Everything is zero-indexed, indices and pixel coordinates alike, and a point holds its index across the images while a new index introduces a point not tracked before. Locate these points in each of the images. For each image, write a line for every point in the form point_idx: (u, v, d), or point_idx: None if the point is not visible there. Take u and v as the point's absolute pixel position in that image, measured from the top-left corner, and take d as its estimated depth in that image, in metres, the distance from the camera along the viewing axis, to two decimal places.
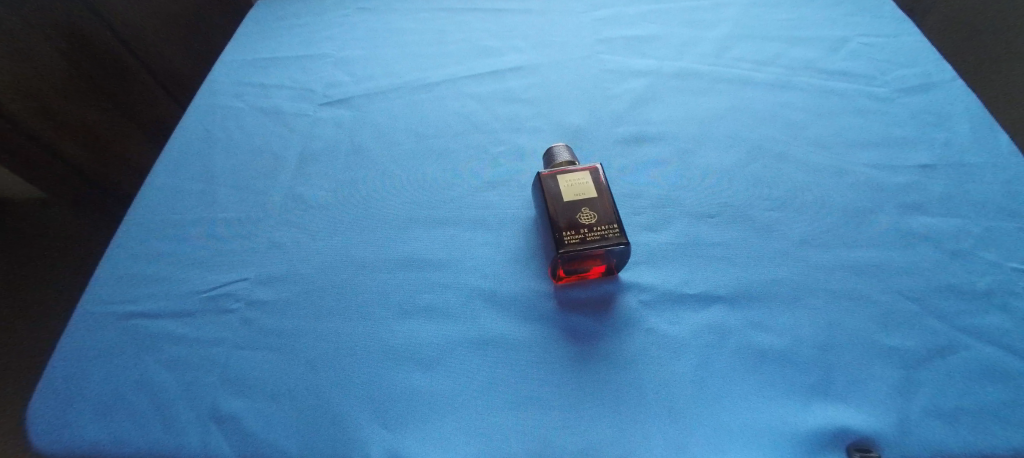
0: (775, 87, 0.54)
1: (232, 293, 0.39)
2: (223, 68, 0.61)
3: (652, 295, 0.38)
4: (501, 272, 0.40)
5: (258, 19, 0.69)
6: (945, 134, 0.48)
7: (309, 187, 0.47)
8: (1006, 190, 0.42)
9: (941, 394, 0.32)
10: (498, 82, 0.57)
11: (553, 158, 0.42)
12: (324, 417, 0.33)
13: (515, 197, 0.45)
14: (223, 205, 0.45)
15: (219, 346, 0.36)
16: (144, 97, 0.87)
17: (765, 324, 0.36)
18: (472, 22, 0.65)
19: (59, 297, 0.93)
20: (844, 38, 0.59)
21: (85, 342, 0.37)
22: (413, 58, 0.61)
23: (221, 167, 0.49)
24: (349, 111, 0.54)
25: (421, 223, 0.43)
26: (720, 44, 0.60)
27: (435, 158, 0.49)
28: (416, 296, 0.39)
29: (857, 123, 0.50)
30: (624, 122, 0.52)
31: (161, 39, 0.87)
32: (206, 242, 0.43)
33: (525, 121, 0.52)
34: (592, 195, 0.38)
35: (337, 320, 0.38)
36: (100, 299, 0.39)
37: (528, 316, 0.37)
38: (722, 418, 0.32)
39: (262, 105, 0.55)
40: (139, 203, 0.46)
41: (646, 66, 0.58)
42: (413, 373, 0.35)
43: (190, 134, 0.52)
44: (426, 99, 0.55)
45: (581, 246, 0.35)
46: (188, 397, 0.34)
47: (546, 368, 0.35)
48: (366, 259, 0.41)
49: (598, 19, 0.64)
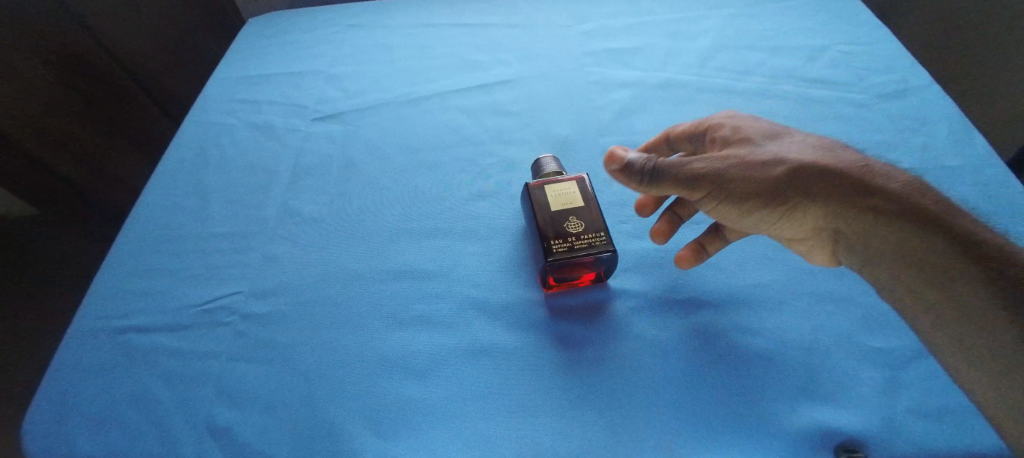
0: (757, 95, 0.55)
1: (227, 306, 0.40)
2: (216, 85, 0.62)
3: (641, 301, 0.39)
4: (494, 281, 0.41)
5: (251, 36, 0.71)
6: (923, 138, 0.49)
7: (303, 201, 0.47)
8: (982, 191, 0.44)
9: (922, 391, 0.33)
10: (487, 95, 0.58)
11: (540, 169, 0.43)
12: (319, 428, 0.33)
13: (505, 207, 0.46)
14: (217, 220, 0.46)
15: (213, 359, 0.37)
16: (133, 107, 0.83)
17: (750, 327, 0.37)
18: (460, 37, 0.67)
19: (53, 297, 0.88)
20: (823, 47, 0.60)
21: (78, 358, 0.37)
22: (403, 73, 0.62)
23: (215, 182, 0.49)
24: (341, 125, 0.55)
25: (414, 235, 0.44)
26: (703, 54, 0.61)
27: (426, 171, 0.50)
28: (409, 306, 0.39)
29: (837, 130, 0.51)
30: (611, 132, 0.53)
31: (158, 56, 0.85)
32: (199, 257, 0.43)
33: (515, 133, 0.54)
34: (579, 204, 0.39)
35: (330, 333, 0.38)
36: (94, 315, 0.39)
37: (520, 324, 0.38)
38: (710, 421, 0.33)
39: (255, 121, 0.56)
40: (133, 219, 0.46)
41: (631, 77, 0.59)
42: (407, 383, 0.35)
43: (184, 150, 0.53)
44: (417, 113, 0.56)
45: (569, 254, 0.36)
46: (182, 411, 0.34)
47: (538, 374, 0.35)
48: (359, 271, 0.42)
49: (584, 32, 0.66)
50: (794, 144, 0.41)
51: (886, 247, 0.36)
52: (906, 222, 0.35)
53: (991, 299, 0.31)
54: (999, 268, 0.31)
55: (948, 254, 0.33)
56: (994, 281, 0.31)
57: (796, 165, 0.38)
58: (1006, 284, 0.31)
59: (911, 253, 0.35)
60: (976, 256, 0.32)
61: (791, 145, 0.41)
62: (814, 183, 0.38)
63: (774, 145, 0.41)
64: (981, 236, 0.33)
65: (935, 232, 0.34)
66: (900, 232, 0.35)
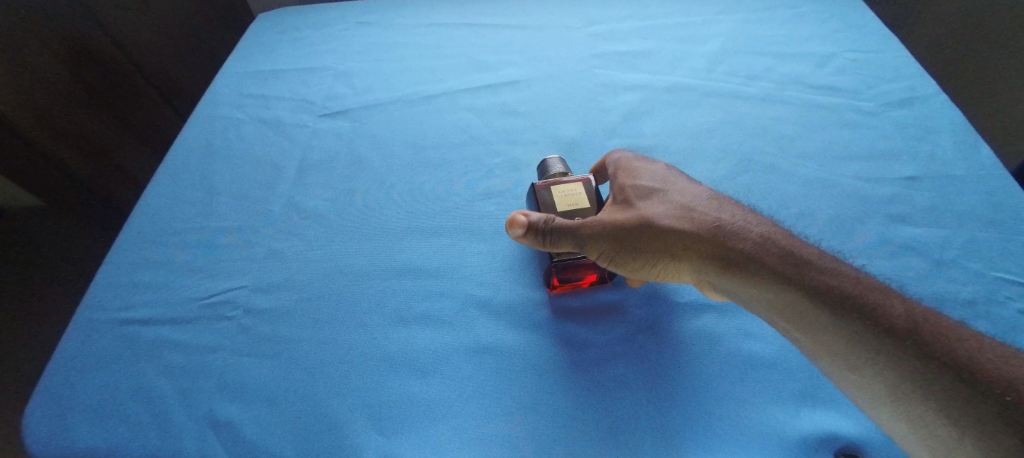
0: (764, 100, 0.55)
1: (232, 300, 0.40)
2: (225, 79, 0.62)
3: (644, 304, 0.39)
4: (498, 281, 0.41)
5: (260, 32, 0.71)
6: (930, 147, 0.49)
7: (309, 197, 0.48)
8: (988, 201, 0.44)
9: None
10: (495, 95, 0.58)
11: (546, 170, 0.43)
12: (321, 423, 0.33)
13: (510, 207, 0.46)
14: (223, 214, 0.46)
15: (216, 352, 0.37)
16: (138, 101, 0.83)
17: (753, 332, 0.37)
18: (469, 37, 0.67)
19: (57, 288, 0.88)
20: (831, 54, 0.60)
21: (82, 348, 0.37)
22: (412, 72, 0.62)
23: (221, 176, 0.50)
24: (349, 122, 0.56)
25: (419, 232, 0.44)
26: (712, 59, 0.61)
27: (432, 170, 0.50)
28: (413, 304, 0.39)
29: (844, 137, 0.51)
30: (618, 134, 0.53)
31: (163, 48, 0.85)
32: (205, 250, 0.43)
33: (522, 133, 0.54)
34: (586, 206, 0.39)
35: (334, 328, 0.38)
36: (100, 306, 0.39)
37: (523, 324, 0.38)
38: (712, 425, 0.33)
39: (263, 117, 0.56)
40: (140, 211, 0.47)
41: (639, 80, 0.59)
42: (410, 380, 0.35)
43: (192, 144, 0.53)
44: (425, 111, 0.57)
45: (575, 254, 0.38)
46: (184, 404, 0.34)
47: (540, 374, 0.35)
48: (364, 268, 0.42)
49: (593, 34, 0.66)
50: (675, 200, 0.40)
51: (784, 312, 0.35)
52: (797, 285, 0.35)
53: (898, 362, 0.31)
54: (892, 325, 0.32)
55: (844, 320, 0.33)
56: (889, 343, 0.32)
57: (683, 229, 0.38)
58: (902, 342, 0.31)
59: (810, 321, 0.34)
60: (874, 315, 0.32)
61: (670, 204, 0.40)
62: (706, 247, 0.37)
63: (656, 205, 0.39)
64: (863, 293, 0.34)
65: (828, 298, 0.34)
66: (799, 301, 0.34)
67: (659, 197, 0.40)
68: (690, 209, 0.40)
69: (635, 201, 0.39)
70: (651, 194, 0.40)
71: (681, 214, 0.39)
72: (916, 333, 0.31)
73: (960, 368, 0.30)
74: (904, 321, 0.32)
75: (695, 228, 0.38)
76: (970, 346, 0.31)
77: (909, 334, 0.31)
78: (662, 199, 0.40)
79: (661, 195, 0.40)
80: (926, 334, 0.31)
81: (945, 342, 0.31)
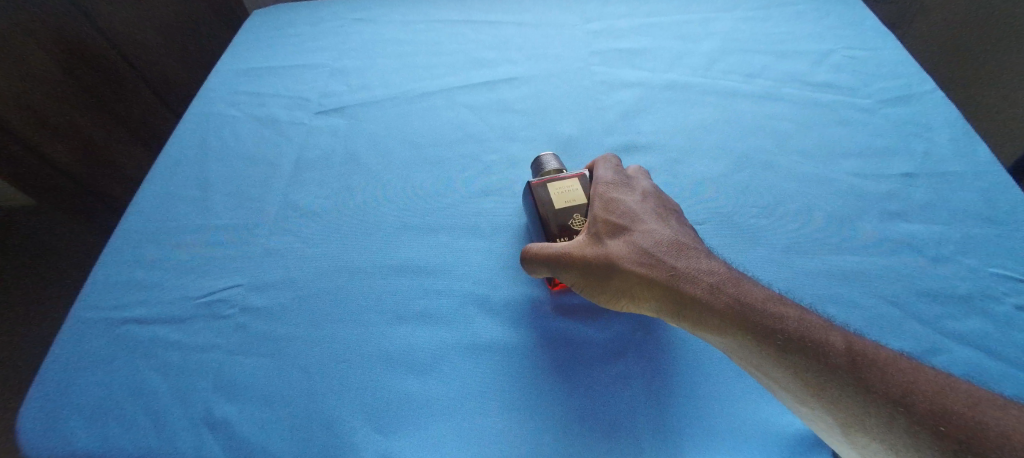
0: (761, 98, 0.55)
1: (227, 298, 0.40)
2: (220, 77, 0.61)
3: None
4: (495, 278, 0.40)
5: (255, 29, 0.70)
6: (926, 144, 0.49)
7: (305, 195, 0.47)
8: (983, 197, 0.44)
9: None
10: (492, 92, 0.58)
11: (540, 167, 0.42)
12: (319, 421, 0.33)
13: (507, 204, 0.46)
14: (218, 212, 0.46)
15: (212, 351, 0.37)
16: (132, 98, 0.82)
17: None
18: (467, 34, 0.67)
19: (53, 285, 0.88)
20: (828, 51, 0.60)
21: (76, 347, 0.37)
22: (408, 69, 0.62)
23: (216, 174, 0.49)
24: (345, 120, 0.55)
25: (416, 230, 0.44)
26: (709, 57, 0.61)
27: (429, 167, 0.50)
28: (411, 301, 0.39)
29: (840, 134, 0.51)
30: (616, 131, 0.53)
31: (158, 46, 0.84)
32: (200, 249, 0.43)
33: (519, 130, 0.53)
34: (582, 202, 0.39)
35: (330, 326, 0.38)
36: (94, 305, 0.39)
37: (521, 322, 0.38)
38: (709, 421, 0.33)
39: (258, 114, 0.56)
40: (134, 209, 0.46)
41: (637, 77, 0.59)
42: (407, 378, 0.35)
43: (186, 142, 0.53)
44: (421, 109, 0.56)
45: None
46: (180, 403, 0.34)
47: (538, 372, 0.35)
48: (361, 266, 0.42)
49: (591, 32, 0.65)
50: (639, 236, 0.36)
51: (750, 366, 0.32)
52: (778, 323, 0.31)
53: (869, 430, 0.28)
54: (870, 386, 0.28)
55: (813, 380, 0.29)
56: (862, 410, 0.28)
57: (641, 272, 0.34)
58: (877, 409, 0.27)
59: (776, 378, 0.30)
60: (849, 375, 0.28)
61: (633, 241, 0.36)
62: (666, 291, 0.34)
63: (619, 241, 0.36)
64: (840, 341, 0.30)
65: (796, 355, 0.30)
66: (762, 358, 0.31)
67: (623, 231, 0.36)
68: (655, 245, 0.36)
69: (596, 235, 0.36)
70: (615, 227, 0.37)
71: (642, 253, 0.35)
72: (896, 398, 0.27)
73: (941, 440, 0.25)
74: (888, 382, 0.28)
75: (653, 270, 0.34)
76: (950, 397, 0.27)
77: (888, 400, 0.27)
78: (625, 234, 0.36)
79: (627, 228, 0.37)
80: (913, 400, 0.27)
81: (935, 408, 0.26)
